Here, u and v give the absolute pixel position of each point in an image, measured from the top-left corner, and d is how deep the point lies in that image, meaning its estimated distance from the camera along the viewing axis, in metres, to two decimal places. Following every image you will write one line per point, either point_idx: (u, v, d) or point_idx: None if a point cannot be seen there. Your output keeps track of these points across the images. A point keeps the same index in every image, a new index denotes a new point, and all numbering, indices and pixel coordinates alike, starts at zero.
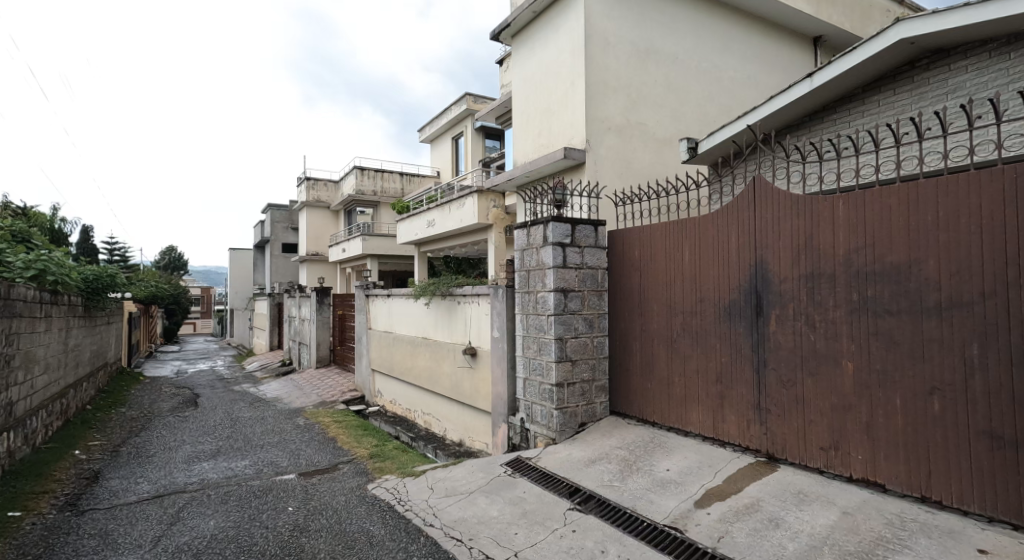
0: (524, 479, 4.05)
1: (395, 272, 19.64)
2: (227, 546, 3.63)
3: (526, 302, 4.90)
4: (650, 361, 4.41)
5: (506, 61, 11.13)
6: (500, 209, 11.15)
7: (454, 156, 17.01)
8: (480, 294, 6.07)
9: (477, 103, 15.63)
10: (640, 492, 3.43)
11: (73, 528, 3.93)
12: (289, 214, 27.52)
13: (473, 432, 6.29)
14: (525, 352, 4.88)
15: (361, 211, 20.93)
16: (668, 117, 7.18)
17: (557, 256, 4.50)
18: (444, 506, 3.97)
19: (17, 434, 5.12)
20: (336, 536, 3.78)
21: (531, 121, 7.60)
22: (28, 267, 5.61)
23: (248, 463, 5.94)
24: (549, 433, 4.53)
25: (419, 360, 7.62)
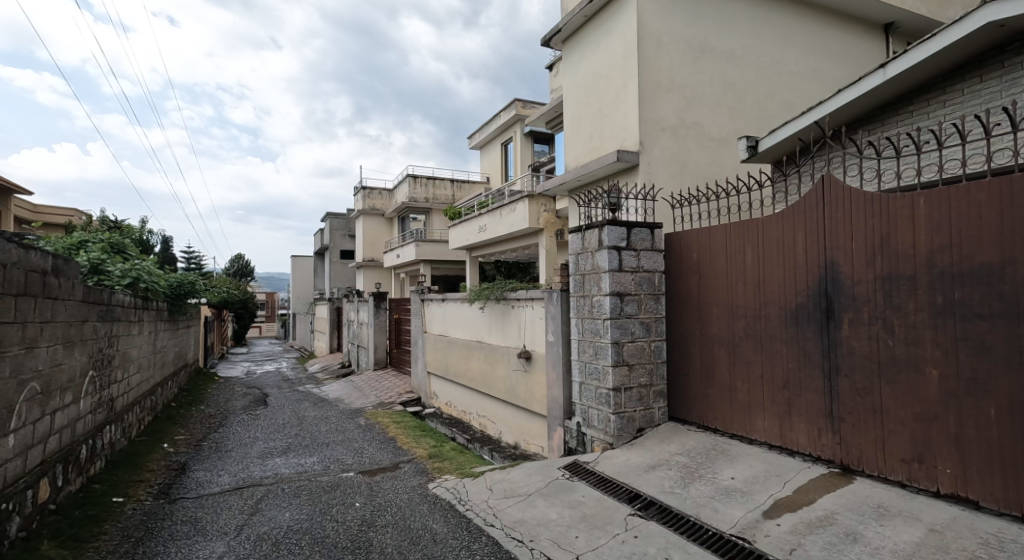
0: (583, 483, 4.05)
1: (447, 276, 20.05)
2: (303, 538, 3.83)
3: (581, 306, 4.90)
4: (710, 366, 4.32)
5: (557, 65, 11.17)
6: (551, 213, 11.22)
7: (504, 162, 17.21)
8: (534, 298, 6.11)
9: (527, 109, 15.76)
10: (704, 500, 3.35)
11: (167, 514, 4.27)
12: (347, 222, 28.61)
13: (529, 435, 6.32)
14: (580, 356, 4.88)
15: (414, 218, 21.53)
16: (726, 115, 6.98)
17: (613, 260, 4.48)
18: (504, 507, 4.02)
19: (116, 427, 5.61)
20: (402, 532, 3.91)
21: (582, 124, 7.60)
22: (125, 276, 6.14)
23: (316, 459, 6.24)
24: (606, 438, 4.50)
25: (473, 363, 7.76)
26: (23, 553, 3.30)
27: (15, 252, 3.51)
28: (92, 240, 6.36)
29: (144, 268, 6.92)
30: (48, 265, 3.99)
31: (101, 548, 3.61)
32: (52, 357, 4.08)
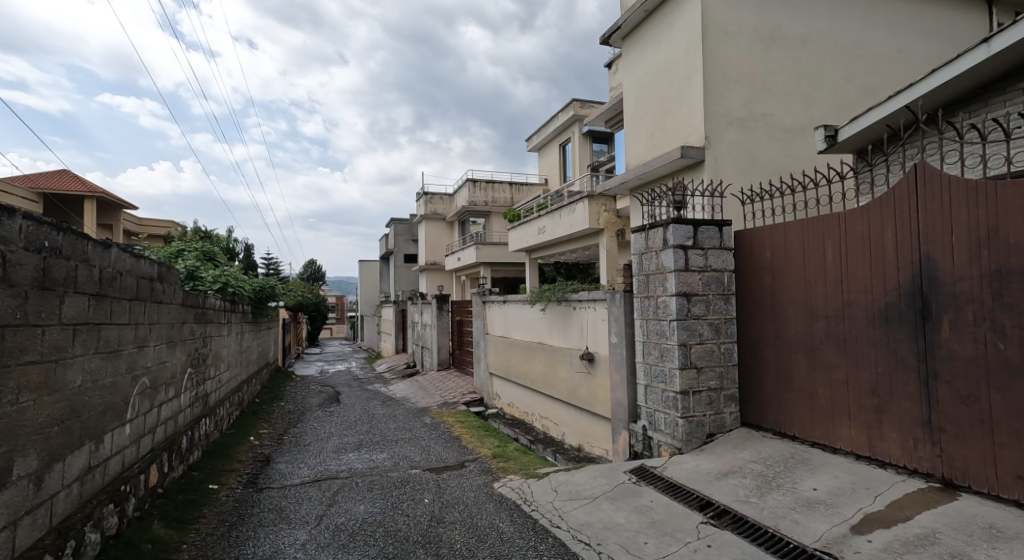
0: (651, 488, 3.97)
1: (507, 279, 20.23)
2: (378, 530, 4.01)
3: (646, 307, 4.81)
4: (787, 370, 4.12)
5: (616, 63, 11.02)
6: (612, 213, 11.08)
7: (562, 163, 17.16)
8: (597, 299, 6.06)
9: (585, 109, 15.61)
10: (783, 511, 3.20)
11: (255, 502, 4.59)
12: (410, 227, 29.53)
13: (592, 438, 6.25)
14: (645, 359, 4.80)
15: (474, 221, 21.93)
16: (799, 105, 6.63)
17: (678, 259, 4.38)
18: (570, 509, 4.02)
19: (210, 420, 6.10)
20: (470, 529, 4.00)
21: (644, 121, 7.46)
22: (215, 281, 6.64)
23: (387, 455, 6.49)
24: (674, 442, 4.39)
25: (535, 365, 7.79)
26: (138, 532, 3.66)
27: (129, 261, 3.89)
28: (188, 248, 6.93)
29: (231, 274, 7.46)
30: (154, 272, 4.40)
31: (201, 529, 3.94)
32: (158, 356, 4.49)
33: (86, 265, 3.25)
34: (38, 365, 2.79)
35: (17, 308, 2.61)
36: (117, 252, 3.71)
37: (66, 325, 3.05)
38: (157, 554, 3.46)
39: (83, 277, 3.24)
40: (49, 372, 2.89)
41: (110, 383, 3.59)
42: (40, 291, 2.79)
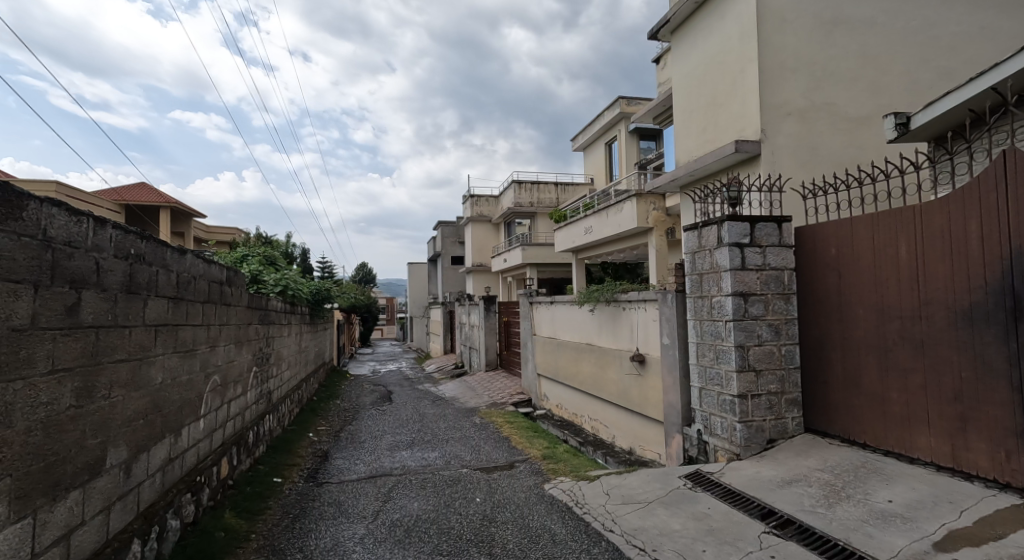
0: (708, 494, 3.84)
1: (554, 279, 20.15)
2: (431, 527, 4.07)
3: (699, 307, 4.67)
4: (856, 374, 3.89)
5: (665, 58, 10.79)
6: (661, 212, 10.83)
7: (609, 161, 16.94)
8: (647, 299, 5.94)
9: (632, 106, 15.34)
10: (855, 523, 3.02)
11: (316, 495, 4.77)
12: (457, 230, 29.94)
13: (644, 441, 6.12)
14: (700, 361, 4.66)
15: (520, 223, 22.00)
16: (865, 92, 6.25)
17: (734, 258, 4.24)
18: (623, 513, 3.94)
19: (273, 417, 6.39)
20: (522, 529, 4.00)
21: (695, 116, 7.25)
22: (277, 285, 6.94)
23: (438, 454, 6.59)
24: (731, 448, 4.24)
25: (584, 366, 7.72)
26: (212, 520, 3.88)
27: (201, 266, 4.13)
28: (251, 254, 7.29)
29: (291, 277, 7.79)
30: (224, 276, 4.66)
31: (267, 520, 4.13)
32: (228, 355, 4.74)
33: (165, 270, 3.47)
34: (126, 363, 3.00)
35: (109, 311, 2.81)
36: (191, 257, 3.95)
37: (149, 325, 3.26)
38: (228, 541, 3.65)
39: (163, 281, 3.45)
40: (135, 370, 3.10)
41: (186, 379, 3.82)
42: (127, 294, 3.00)
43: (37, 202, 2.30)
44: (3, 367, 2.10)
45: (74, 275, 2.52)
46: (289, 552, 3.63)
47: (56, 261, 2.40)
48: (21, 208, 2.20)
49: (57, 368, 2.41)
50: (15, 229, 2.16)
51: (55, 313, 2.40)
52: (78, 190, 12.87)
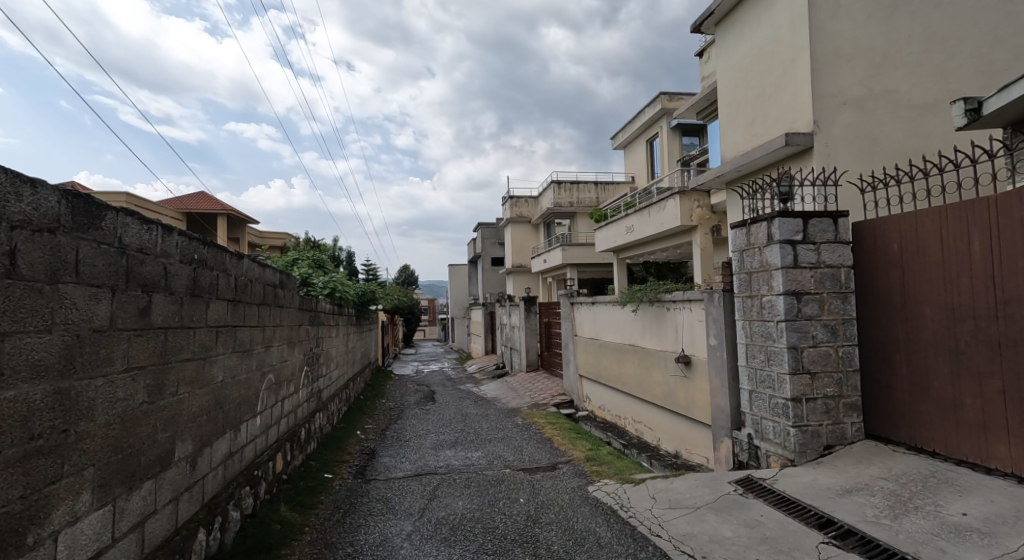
0: (761, 501, 3.70)
1: (595, 280, 19.95)
2: (476, 526, 4.10)
3: (748, 307, 4.51)
4: (923, 377, 3.66)
5: (709, 51, 10.49)
6: (706, 209, 10.54)
7: (650, 159, 16.63)
8: (693, 299, 5.79)
9: (673, 102, 15.00)
10: (924, 537, 2.84)
11: (364, 491, 4.88)
12: (496, 231, 30.08)
13: (691, 444, 5.96)
14: (749, 362, 4.50)
15: (559, 223, 21.90)
16: (930, 77, 5.87)
17: (786, 255, 4.07)
18: (670, 518, 3.84)
19: (323, 415, 6.59)
20: (567, 531, 3.97)
21: (741, 109, 7.02)
22: (325, 287, 7.14)
23: (481, 454, 6.62)
24: (784, 453, 4.07)
25: (627, 367, 7.59)
26: (269, 512, 4.03)
27: (257, 269, 4.30)
28: (301, 258, 7.54)
29: (338, 280, 8.00)
30: (277, 279, 4.83)
31: (319, 514, 4.26)
32: (281, 355, 4.92)
33: (225, 274, 3.63)
34: (191, 362, 3.15)
35: (176, 312, 2.96)
36: (248, 261, 4.12)
37: (211, 326, 3.42)
38: (284, 533, 3.78)
39: (223, 284, 3.61)
40: (199, 368, 3.25)
41: (244, 377, 3.98)
42: (191, 297, 3.15)
43: (113, 211, 2.44)
44: (87, 364, 2.24)
45: (145, 280, 2.67)
46: (340, 545, 3.72)
47: (130, 266, 2.54)
48: (100, 217, 2.34)
49: (132, 366, 2.55)
50: (96, 238, 2.30)
51: (130, 315, 2.54)
52: (143, 199, 13.67)
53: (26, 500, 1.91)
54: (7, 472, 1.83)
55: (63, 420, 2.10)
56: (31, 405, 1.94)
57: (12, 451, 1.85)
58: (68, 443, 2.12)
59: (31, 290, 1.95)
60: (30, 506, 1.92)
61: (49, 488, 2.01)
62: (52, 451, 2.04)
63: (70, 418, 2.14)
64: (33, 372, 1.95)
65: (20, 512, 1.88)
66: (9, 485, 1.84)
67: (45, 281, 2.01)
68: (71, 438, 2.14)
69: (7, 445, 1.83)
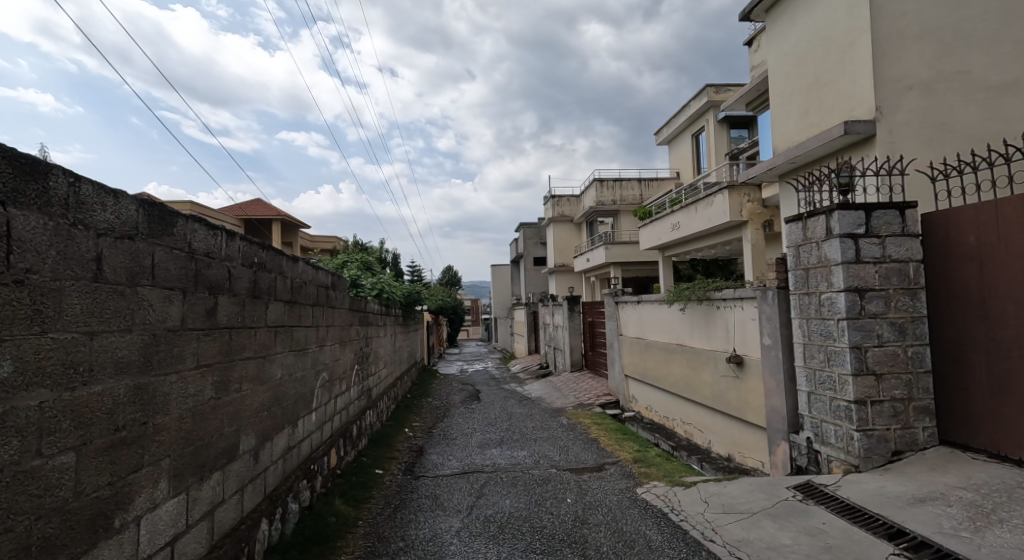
0: (823, 508, 3.52)
1: (639, 278, 19.59)
2: (524, 524, 4.09)
3: (806, 305, 4.30)
4: (1006, 379, 3.39)
5: (759, 39, 10.10)
6: (757, 204, 10.17)
7: (696, 153, 16.18)
8: (745, 297, 5.58)
9: (720, 94, 14.53)
10: (1010, 552, 2.63)
11: (414, 488, 4.96)
12: (538, 231, 30.06)
13: (744, 447, 5.74)
14: (808, 363, 4.29)
15: (602, 222, 21.66)
16: (1009, 54, 5.44)
17: (847, 250, 3.86)
18: (724, 523, 3.71)
19: (373, 412, 6.76)
20: (615, 533, 3.90)
21: (795, 98, 6.72)
22: (373, 288, 7.32)
23: (527, 453, 6.61)
24: (848, 458, 3.86)
25: (675, 367, 7.41)
26: (325, 505, 4.15)
27: (311, 272, 4.44)
28: (350, 260, 7.77)
29: (385, 281, 8.19)
30: (329, 281, 4.98)
31: (372, 508, 4.37)
32: (334, 354, 5.07)
33: (282, 276, 3.76)
34: (252, 360, 3.28)
35: (239, 313, 3.09)
36: (303, 264, 4.26)
37: (270, 326, 3.56)
38: (340, 526, 3.89)
39: (281, 286, 3.75)
40: (260, 366, 3.39)
41: (300, 375, 4.12)
42: (252, 298, 3.28)
43: (183, 218, 2.57)
44: (162, 361, 2.36)
45: (212, 282, 2.79)
46: (392, 539, 3.80)
47: (198, 270, 2.67)
48: (172, 224, 2.46)
49: (201, 364, 2.67)
50: (168, 243, 2.42)
51: (198, 316, 2.67)
52: (206, 208, 14.45)
53: (112, 487, 2.03)
54: (96, 461, 1.95)
55: (143, 414, 2.22)
56: (116, 399, 2.06)
57: (100, 441, 1.97)
58: (147, 435, 2.24)
59: (114, 292, 2.07)
60: (116, 492, 2.04)
61: (131, 476, 2.13)
62: (134, 442, 2.16)
63: (148, 411, 2.26)
64: (117, 369, 2.07)
65: (108, 497, 2.00)
66: (98, 472, 1.96)
67: (126, 284, 2.13)
68: (149, 431, 2.26)
69: (96, 435, 1.95)
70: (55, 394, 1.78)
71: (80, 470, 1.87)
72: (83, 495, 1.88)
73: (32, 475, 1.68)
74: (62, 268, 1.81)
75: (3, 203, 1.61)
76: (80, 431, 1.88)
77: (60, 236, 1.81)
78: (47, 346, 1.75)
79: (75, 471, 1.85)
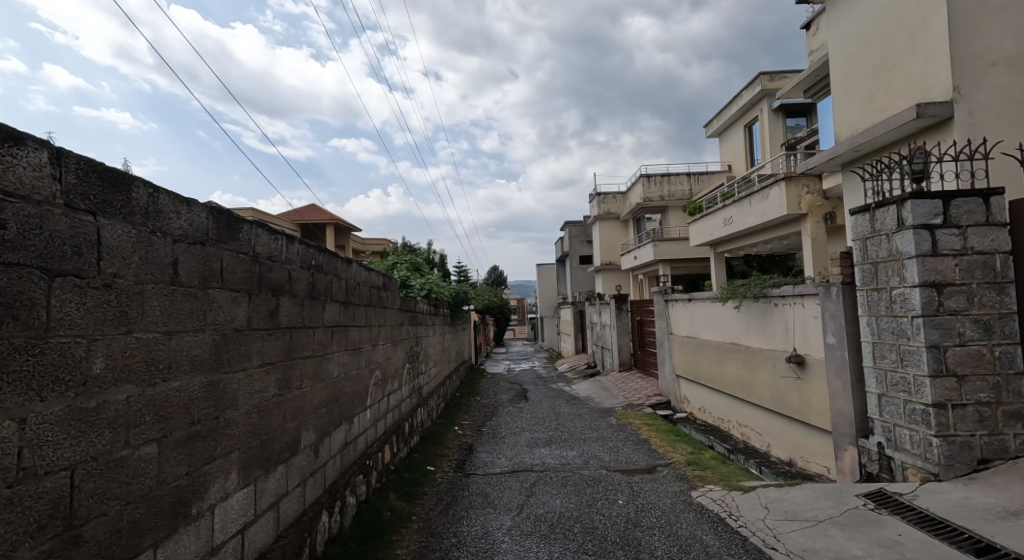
0: (898, 519, 3.27)
1: (690, 275, 19.02)
2: (575, 525, 4.02)
3: (875, 302, 4.02)
4: None
5: (817, 22, 9.58)
6: (816, 195, 9.64)
7: (749, 145, 15.54)
8: (805, 293, 5.29)
9: (774, 82, 13.89)
10: None
11: (465, 485, 4.99)
12: (584, 229, 29.76)
13: (806, 451, 5.45)
14: (877, 363, 4.01)
15: (650, 218, 21.19)
16: None
17: (922, 242, 3.58)
18: (788, 531, 3.51)
19: (424, 410, 6.86)
20: (670, 537, 3.78)
21: (858, 82, 6.32)
22: (422, 289, 7.44)
23: (577, 453, 6.53)
24: (926, 466, 3.58)
25: (730, 367, 7.13)
26: (380, 500, 4.24)
27: (363, 273, 4.54)
28: (399, 262, 7.92)
29: (434, 281, 8.30)
30: (380, 282, 5.08)
31: (424, 504, 4.42)
32: (385, 353, 5.16)
33: (337, 278, 3.86)
34: (311, 358, 3.37)
35: (299, 314, 3.19)
36: (356, 266, 4.35)
37: (327, 326, 3.65)
38: (394, 520, 3.95)
39: (336, 288, 3.84)
40: (318, 364, 3.48)
41: (355, 373, 4.22)
42: (311, 300, 3.37)
43: (248, 224, 2.66)
44: (231, 359, 2.46)
45: (274, 284, 2.89)
46: (445, 535, 3.82)
47: (262, 273, 2.75)
48: (238, 229, 2.56)
49: (266, 362, 2.77)
50: (235, 248, 2.52)
51: (262, 316, 2.76)
52: (265, 214, 15.15)
53: (190, 477, 2.12)
54: (175, 452, 2.04)
55: (215, 409, 2.31)
56: (191, 394, 2.15)
57: (178, 434, 2.06)
58: (219, 429, 2.33)
59: (188, 294, 2.15)
60: (194, 482, 2.13)
61: (206, 467, 2.23)
62: (207, 435, 2.25)
63: (220, 406, 2.35)
64: (191, 366, 2.16)
65: (186, 486, 2.09)
66: (177, 462, 2.05)
67: (198, 286, 2.22)
68: (221, 424, 2.35)
69: (174, 428, 2.04)
70: (140, 389, 1.87)
71: (162, 460, 1.96)
72: (165, 484, 1.97)
73: (122, 464, 1.77)
74: (144, 273, 1.90)
75: (92, 214, 1.69)
76: (161, 424, 1.97)
77: (141, 243, 1.89)
78: (132, 344, 1.83)
79: (158, 461, 1.94)
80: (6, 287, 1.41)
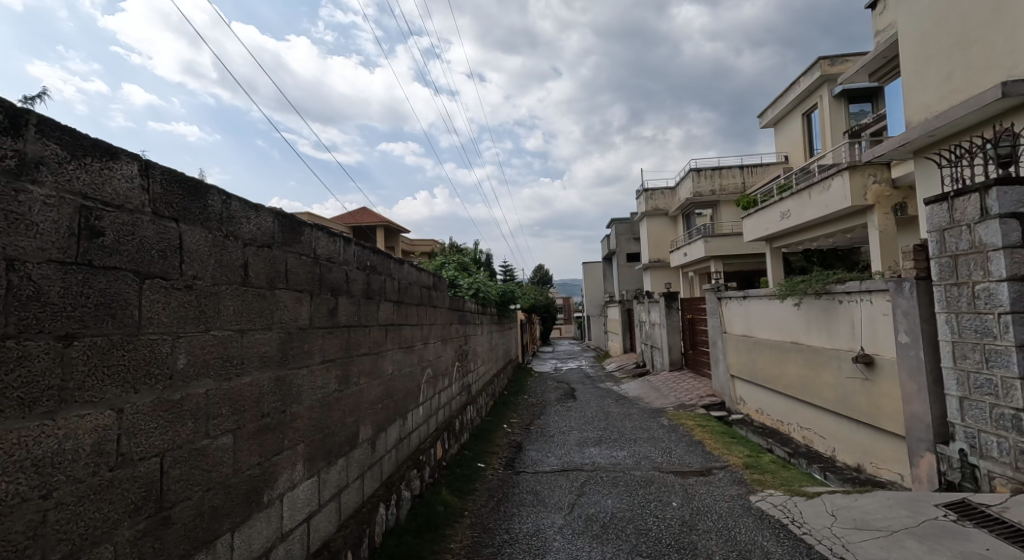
0: (984, 532, 3.02)
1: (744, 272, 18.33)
2: (628, 526, 3.95)
3: (954, 297, 3.73)
4: None
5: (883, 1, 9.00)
6: (883, 185, 9.07)
7: (808, 134, 14.82)
8: (874, 290, 4.98)
9: (834, 66, 13.16)
10: None
11: (516, 483, 5.00)
12: (631, 226, 29.23)
13: (876, 457, 5.13)
14: (958, 363, 3.73)
15: (700, 213, 20.56)
16: None
17: (1010, 232, 3.29)
18: (858, 540, 3.32)
19: (473, 408, 6.92)
20: (728, 542, 3.65)
21: (931, 62, 5.89)
22: (469, 288, 7.50)
23: (628, 453, 6.41)
24: (1017, 476, 3.30)
25: (789, 367, 6.82)
26: (433, 494, 4.31)
27: (414, 273, 4.62)
28: (447, 262, 8.02)
29: (481, 280, 8.35)
30: (429, 281, 5.15)
31: (476, 500, 4.46)
32: (436, 351, 5.23)
33: (390, 278, 3.94)
34: (367, 355, 3.46)
35: (356, 313, 3.28)
36: (408, 266, 4.43)
37: (381, 325, 3.73)
38: (447, 515, 4.01)
39: (389, 287, 3.92)
40: (374, 361, 3.56)
41: (408, 370, 4.30)
42: (366, 299, 3.46)
43: (309, 227, 2.75)
44: (296, 355, 2.55)
45: (333, 284, 2.98)
46: (497, 532, 3.83)
47: (322, 274, 2.85)
48: (300, 233, 2.65)
49: (326, 358, 2.86)
50: (298, 250, 2.61)
51: (323, 315, 2.85)
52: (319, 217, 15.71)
53: (262, 466, 2.22)
54: (248, 443, 2.14)
55: (282, 403, 2.41)
56: (261, 389, 2.24)
57: (251, 425, 2.16)
58: (286, 422, 2.43)
59: (258, 295, 2.25)
60: (265, 471, 2.23)
61: (276, 457, 2.32)
62: (276, 427, 2.35)
63: (286, 401, 2.45)
64: (261, 362, 2.25)
65: (259, 475, 2.19)
66: (250, 453, 2.14)
67: (267, 287, 2.32)
68: (288, 418, 2.45)
69: (247, 420, 2.14)
70: (217, 383, 1.96)
71: (237, 450, 2.06)
72: (240, 472, 2.07)
73: (202, 452, 1.87)
74: (219, 274, 1.99)
75: (175, 220, 1.79)
76: (235, 416, 2.06)
77: (216, 247, 1.99)
78: (210, 341, 1.93)
79: (233, 451, 2.04)
80: (105, 288, 1.51)
